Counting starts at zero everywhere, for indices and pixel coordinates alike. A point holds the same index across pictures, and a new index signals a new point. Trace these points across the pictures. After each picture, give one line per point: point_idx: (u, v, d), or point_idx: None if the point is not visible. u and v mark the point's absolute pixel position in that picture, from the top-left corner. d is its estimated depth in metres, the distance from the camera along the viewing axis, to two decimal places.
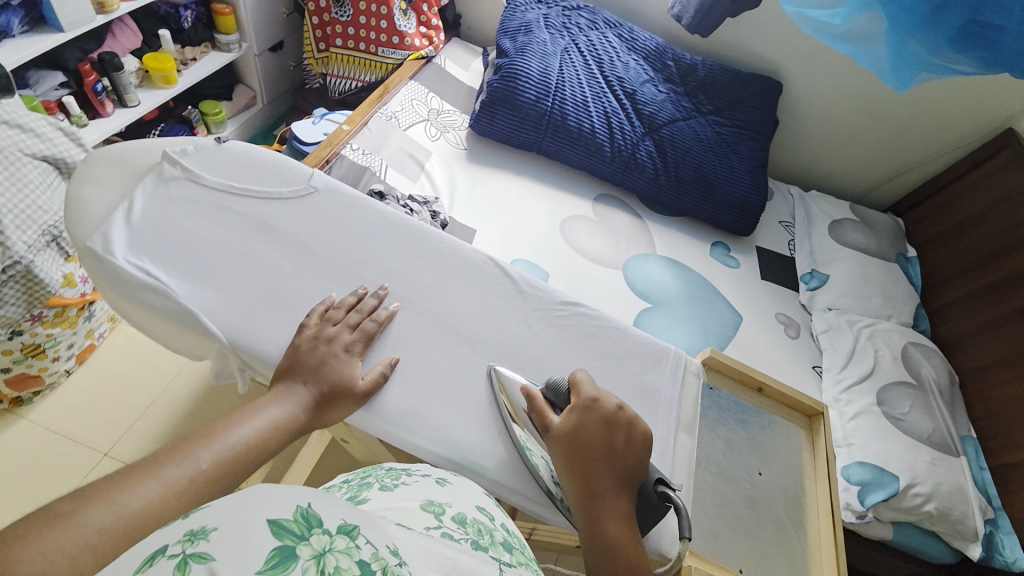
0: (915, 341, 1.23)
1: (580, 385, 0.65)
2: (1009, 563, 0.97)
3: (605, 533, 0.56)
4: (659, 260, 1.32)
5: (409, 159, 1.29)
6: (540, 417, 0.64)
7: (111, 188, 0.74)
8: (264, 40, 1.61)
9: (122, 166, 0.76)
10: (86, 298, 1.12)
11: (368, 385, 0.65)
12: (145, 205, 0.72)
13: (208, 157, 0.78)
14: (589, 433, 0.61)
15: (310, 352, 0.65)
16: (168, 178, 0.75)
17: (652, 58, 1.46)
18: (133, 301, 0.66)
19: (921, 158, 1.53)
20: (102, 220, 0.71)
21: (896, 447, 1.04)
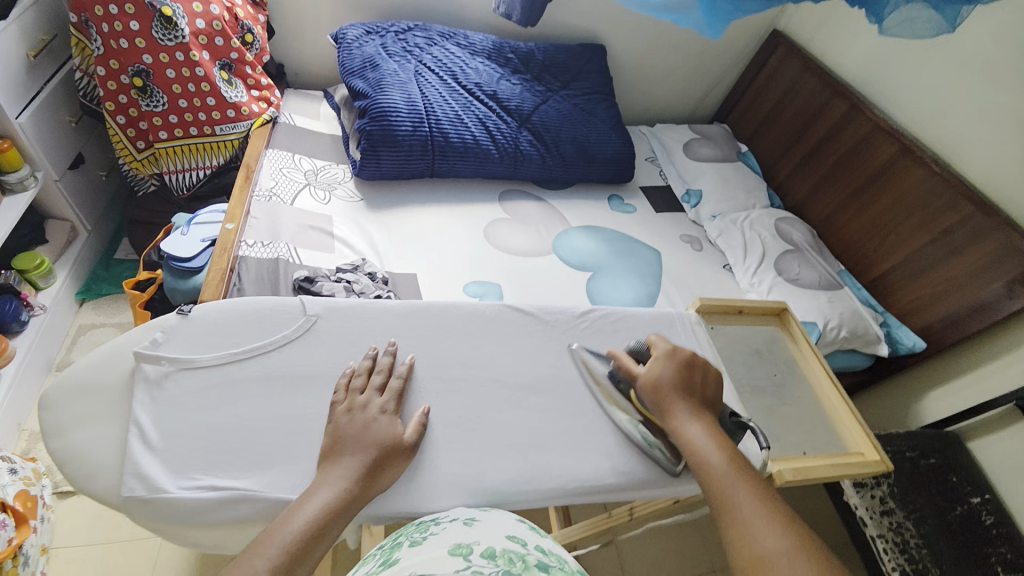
0: (779, 217, 1.54)
1: (655, 342, 0.76)
2: (910, 346, 1.30)
3: (704, 450, 0.65)
4: (578, 231, 1.44)
5: (313, 231, 1.21)
6: (625, 370, 0.74)
7: (104, 423, 0.62)
8: (61, 160, 1.33)
9: (95, 394, 0.63)
10: (16, 543, 0.90)
11: (413, 435, 0.64)
12: (156, 421, 0.61)
13: (187, 335, 0.67)
14: (673, 373, 0.72)
15: (349, 423, 0.62)
16: (160, 379, 0.63)
17: (494, 56, 1.54)
18: (214, 525, 0.57)
19: (724, 73, 1.86)
20: (121, 460, 0.59)
21: (806, 301, 1.31)
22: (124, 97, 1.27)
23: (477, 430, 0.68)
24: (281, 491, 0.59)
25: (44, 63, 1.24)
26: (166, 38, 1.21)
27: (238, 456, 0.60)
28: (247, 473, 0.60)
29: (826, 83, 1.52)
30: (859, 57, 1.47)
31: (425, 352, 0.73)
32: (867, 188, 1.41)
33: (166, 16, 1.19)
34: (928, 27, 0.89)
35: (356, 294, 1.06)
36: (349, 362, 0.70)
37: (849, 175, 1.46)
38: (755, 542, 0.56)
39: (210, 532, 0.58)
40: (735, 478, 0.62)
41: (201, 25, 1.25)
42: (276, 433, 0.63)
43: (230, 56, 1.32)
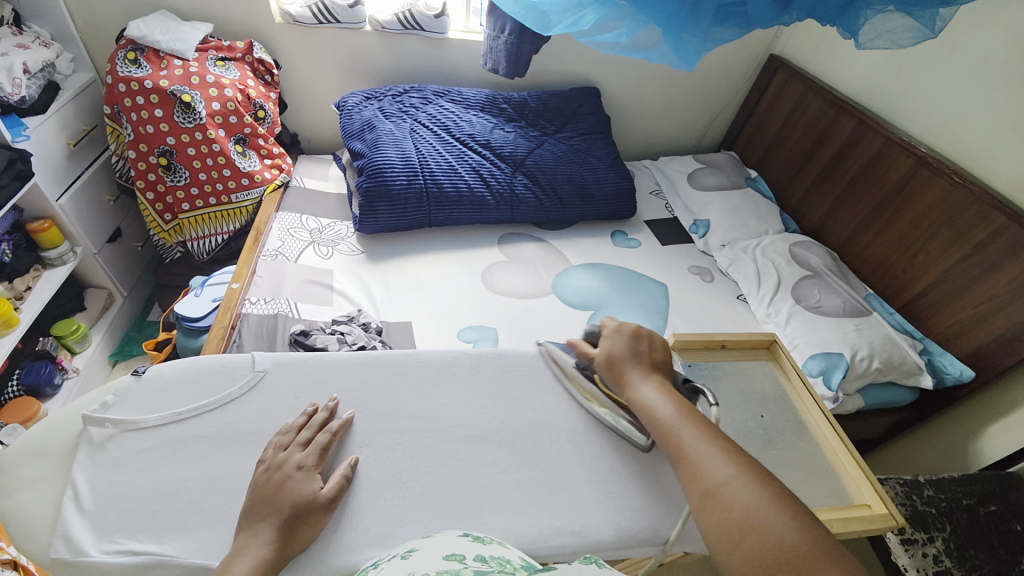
0: (795, 242, 1.45)
1: (606, 323, 0.79)
2: (958, 376, 1.16)
3: (651, 405, 0.66)
4: (578, 269, 1.41)
5: (313, 286, 1.26)
6: (582, 354, 0.77)
7: (43, 488, 0.63)
8: (98, 235, 1.50)
9: (43, 456, 0.65)
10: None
11: (332, 490, 0.62)
12: (93, 483, 0.62)
13: (136, 398, 0.69)
14: (619, 346, 0.74)
15: (266, 483, 0.61)
16: (103, 441, 0.65)
17: (488, 107, 1.60)
18: None
19: (722, 102, 1.85)
20: (53, 523, 0.60)
21: (829, 331, 1.21)
22: (152, 175, 1.41)
23: (434, 484, 0.66)
24: (198, 556, 0.58)
25: (84, 149, 1.45)
26: (186, 121, 1.35)
27: (163, 520, 0.60)
28: (201, 538, 0.59)
29: (831, 100, 1.47)
30: (861, 74, 1.42)
31: (380, 405, 0.72)
32: (887, 205, 1.31)
33: (185, 102, 1.34)
34: (909, 36, 0.88)
35: (348, 345, 1.08)
36: (287, 419, 0.70)
37: (866, 193, 1.37)
38: (708, 479, 0.58)
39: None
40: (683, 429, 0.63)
41: (217, 107, 1.38)
42: (215, 491, 0.63)
43: (244, 131, 1.45)
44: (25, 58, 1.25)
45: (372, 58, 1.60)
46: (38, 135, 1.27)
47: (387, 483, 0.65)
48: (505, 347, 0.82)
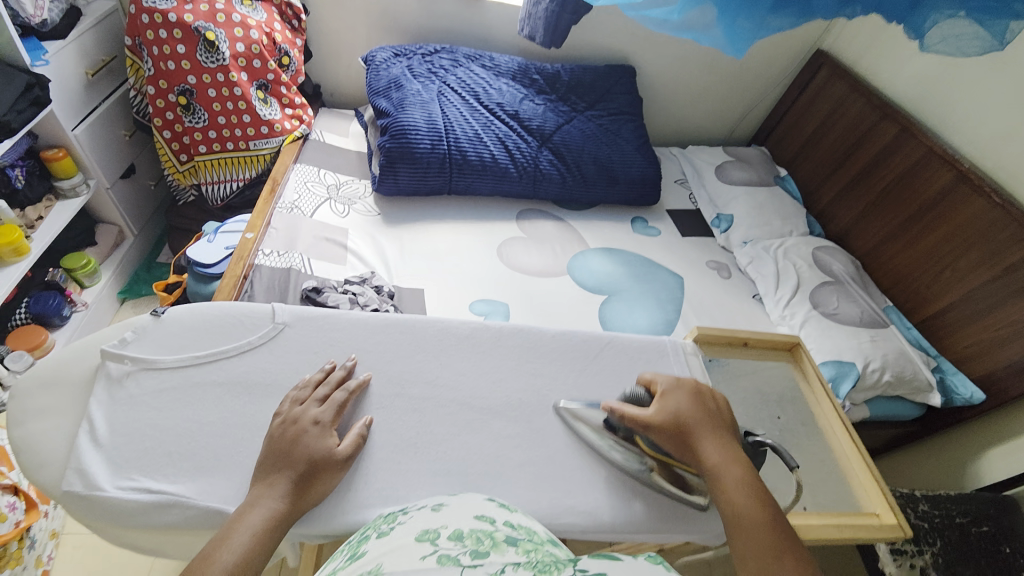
0: (818, 246, 1.42)
1: (655, 381, 0.71)
2: (967, 398, 1.15)
3: (729, 488, 0.60)
4: (595, 253, 1.39)
5: (328, 243, 1.24)
6: (633, 420, 0.66)
7: (61, 417, 0.63)
8: (112, 170, 1.47)
9: (58, 387, 0.65)
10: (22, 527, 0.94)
11: (348, 448, 0.61)
12: (110, 418, 0.63)
13: (155, 337, 0.69)
14: (683, 409, 0.66)
15: (281, 437, 0.60)
16: (120, 377, 0.65)
17: (519, 76, 1.55)
18: (149, 529, 0.57)
19: (760, 94, 1.78)
20: (67, 456, 0.61)
21: (843, 340, 1.19)
22: (170, 114, 1.38)
23: (442, 452, 0.66)
24: (211, 500, 0.58)
25: (102, 80, 1.41)
26: (209, 60, 1.31)
27: (175, 460, 0.61)
28: (211, 481, 0.59)
29: (875, 103, 1.41)
30: (911, 78, 1.36)
31: (394, 370, 0.71)
32: (919, 218, 1.28)
33: (209, 40, 1.29)
34: (975, 45, 0.83)
35: (359, 306, 1.07)
36: (303, 376, 0.69)
37: (898, 203, 1.33)
38: None
39: (150, 535, 0.58)
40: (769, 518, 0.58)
41: (240, 49, 1.33)
42: (226, 439, 0.63)
43: (267, 77, 1.40)
44: None
45: (403, 12, 1.54)
46: (57, 61, 1.24)
47: (395, 446, 0.65)
48: (523, 325, 0.81)
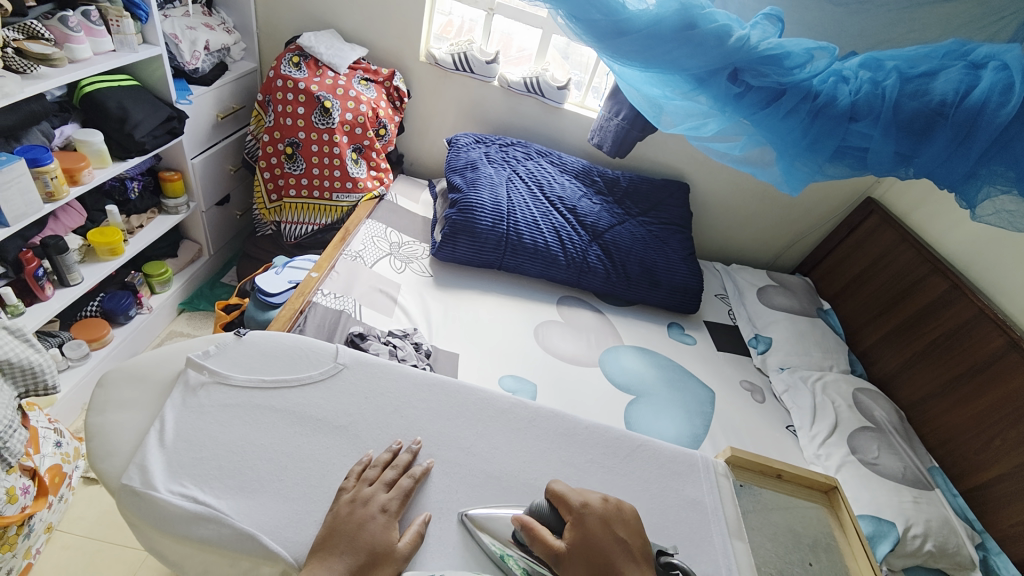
0: (860, 387, 1.38)
1: (564, 496, 0.64)
2: None
3: None
4: (628, 350, 1.40)
5: (380, 295, 1.33)
6: (543, 546, 0.60)
7: (134, 413, 0.69)
8: (211, 197, 1.66)
9: (143, 383, 0.72)
10: (28, 512, 0.94)
11: (408, 546, 0.59)
12: (177, 423, 0.67)
13: (231, 354, 0.76)
14: (595, 536, 0.60)
15: (349, 516, 0.60)
16: (195, 386, 0.71)
17: (581, 176, 1.69)
18: (178, 538, 0.59)
19: (809, 228, 1.85)
20: (134, 450, 0.65)
21: (883, 493, 1.12)
22: (274, 159, 1.58)
23: (465, 525, 0.65)
24: (246, 522, 0.60)
25: (228, 123, 1.65)
26: (320, 123, 1.52)
27: (217, 476, 0.63)
28: (237, 502, 0.61)
29: (925, 256, 1.43)
30: (964, 239, 1.39)
31: (431, 431, 0.73)
32: (969, 378, 1.24)
33: (325, 107, 1.51)
34: None
35: (398, 359, 1.12)
36: (371, 450, 0.69)
37: (948, 359, 1.30)
38: None
39: (179, 545, 0.60)
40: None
41: (348, 117, 1.55)
42: (268, 464, 0.65)
43: (363, 142, 1.60)
44: (207, 37, 1.46)
45: (490, 108, 1.75)
46: (198, 102, 1.47)
47: (417, 503, 0.65)
48: (552, 409, 0.82)
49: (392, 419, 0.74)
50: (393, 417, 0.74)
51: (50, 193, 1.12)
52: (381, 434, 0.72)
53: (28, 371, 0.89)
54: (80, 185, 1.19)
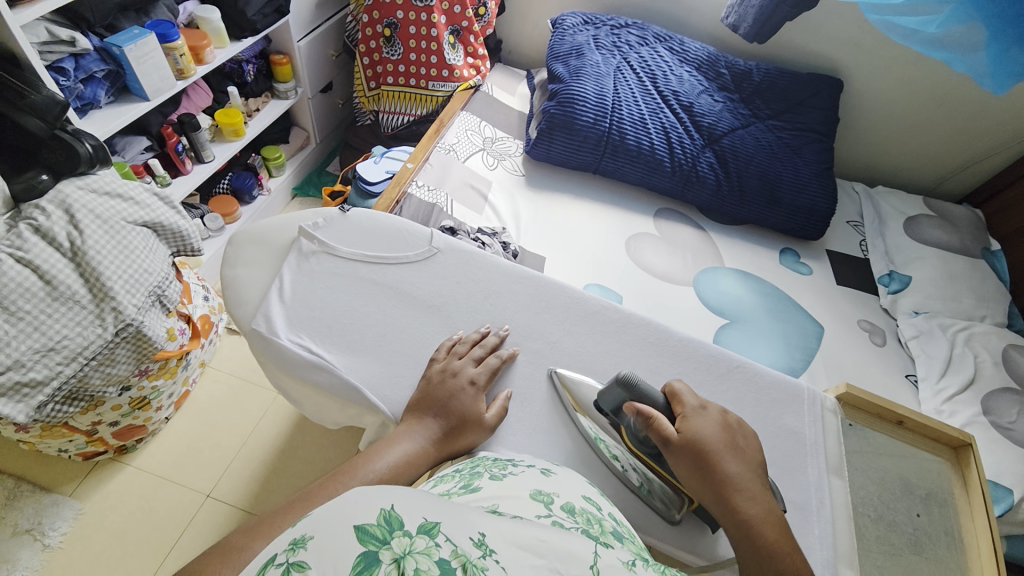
0: (1015, 343, 1.16)
1: (682, 393, 0.63)
2: None
3: (757, 529, 0.54)
4: (729, 273, 1.28)
5: (471, 191, 1.31)
6: (657, 433, 0.59)
7: (256, 271, 0.77)
8: (316, 84, 1.69)
9: (265, 245, 0.80)
10: (184, 349, 1.15)
11: (494, 417, 0.64)
12: (294, 283, 0.74)
13: (337, 228, 0.81)
14: (711, 442, 0.59)
15: (440, 385, 0.64)
16: (308, 253, 0.77)
17: (704, 67, 1.45)
18: (301, 380, 0.68)
19: (998, 145, 1.44)
20: (259, 301, 0.74)
21: (1011, 461, 0.98)
22: (373, 43, 1.54)
23: (541, 410, 0.67)
24: (351, 376, 0.67)
25: (330, 3, 1.61)
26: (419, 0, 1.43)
27: (327, 336, 0.70)
28: (344, 361, 0.69)
29: None
30: None
31: (519, 321, 0.74)
32: None
33: None
34: None
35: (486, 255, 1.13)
36: (460, 330, 0.73)
37: None
38: None
39: (300, 387, 0.69)
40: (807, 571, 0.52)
41: None
42: (370, 331, 0.71)
43: (461, 24, 1.51)
44: None
45: None
46: None
47: (501, 381, 0.69)
48: (647, 317, 0.78)
49: (482, 304, 0.75)
50: (483, 303, 0.75)
51: (181, 70, 1.20)
52: (470, 317, 0.74)
53: (178, 234, 1.04)
54: (205, 64, 1.26)
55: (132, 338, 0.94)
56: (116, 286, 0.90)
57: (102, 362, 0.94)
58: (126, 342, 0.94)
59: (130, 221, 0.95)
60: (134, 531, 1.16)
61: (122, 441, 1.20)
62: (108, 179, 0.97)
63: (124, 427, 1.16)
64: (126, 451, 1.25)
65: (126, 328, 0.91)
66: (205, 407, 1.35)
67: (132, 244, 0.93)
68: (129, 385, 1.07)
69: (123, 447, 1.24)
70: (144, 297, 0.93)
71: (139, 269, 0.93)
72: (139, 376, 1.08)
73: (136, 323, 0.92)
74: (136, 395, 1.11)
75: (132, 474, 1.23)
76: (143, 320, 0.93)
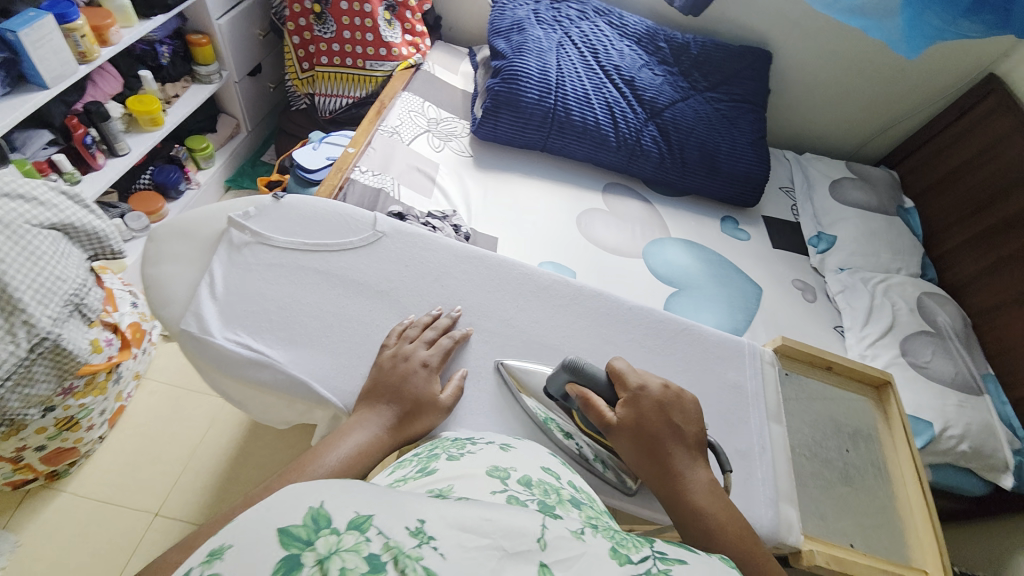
0: (927, 291, 1.29)
1: (624, 376, 0.64)
2: None
3: (692, 499, 0.58)
4: (676, 243, 1.33)
5: (418, 174, 1.28)
6: (596, 415, 0.61)
7: (183, 267, 0.72)
8: (243, 66, 1.57)
9: (191, 239, 0.74)
10: (114, 361, 1.06)
11: (449, 398, 0.64)
12: (226, 277, 0.70)
13: (271, 216, 0.76)
14: (649, 419, 0.61)
15: (391, 370, 0.63)
16: (240, 245, 0.73)
17: (644, 41, 1.47)
18: (241, 379, 0.65)
19: (908, 112, 1.57)
20: (188, 300, 0.70)
21: (926, 396, 1.10)
22: (303, 20, 1.45)
23: (495, 388, 0.68)
24: (298, 370, 0.65)
25: None
26: None
27: (266, 330, 0.67)
28: (290, 357, 0.66)
29: None
30: None
31: (471, 301, 0.74)
32: None
33: None
34: None
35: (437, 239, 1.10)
36: (410, 314, 0.71)
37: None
38: None
39: (241, 386, 0.66)
40: (739, 540, 0.55)
41: None
42: (314, 321, 0.69)
43: None
44: None
45: None
46: None
47: (455, 361, 0.69)
48: (600, 290, 0.80)
49: (432, 287, 0.74)
50: (434, 286, 0.74)
51: (83, 53, 1.08)
52: (421, 301, 0.73)
53: (94, 236, 0.95)
54: (111, 45, 1.14)
55: (49, 353, 0.87)
56: (25, 297, 0.81)
57: (19, 381, 0.86)
58: (42, 359, 0.87)
59: (37, 223, 0.86)
60: (75, 560, 1.08)
61: (53, 466, 1.11)
62: (8, 175, 0.84)
63: (54, 450, 1.07)
64: (58, 476, 1.15)
65: (42, 343, 0.84)
66: (144, 423, 1.27)
67: (41, 249, 0.84)
68: (53, 406, 0.99)
69: (55, 473, 1.14)
70: (60, 307, 0.85)
71: (51, 277, 0.85)
72: (63, 394, 0.99)
73: (51, 336, 0.84)
74: (63, 415, 1.03)
75: (67, 500, 1.14)
76: (60, 333, 0.86)
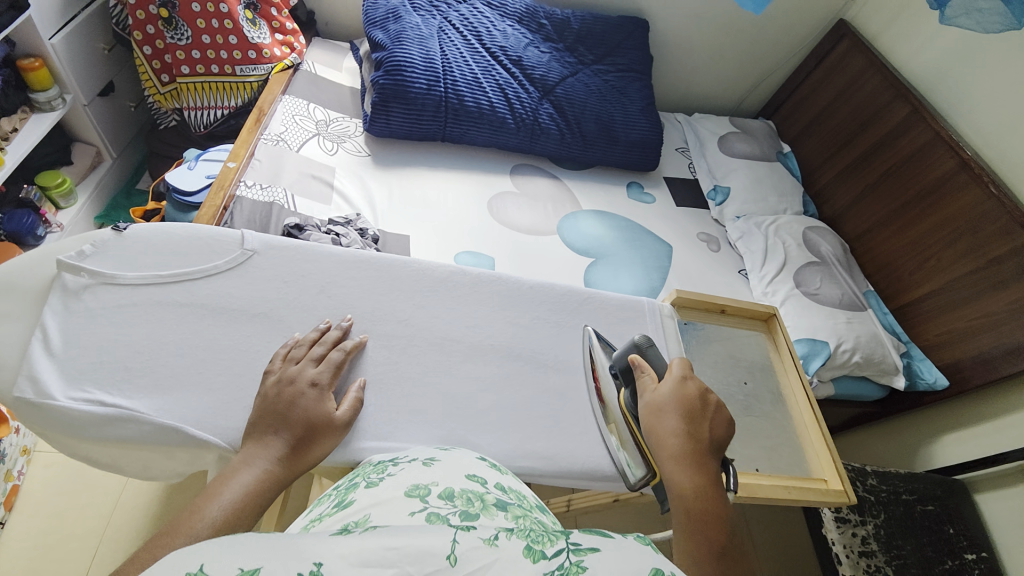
0: (811, 226, 1.43)
1: (673, 364, 0.69)
2: (930, 382, 1.22)
3: (680, 480, 0.58)
4: (587, 215, 1.36)
5: (313, 180, 1.20)
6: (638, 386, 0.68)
7: (15, 325, 0.63)
8: (91, 85, 1.39)
9: (16, 293, 0.64)
10: None
11: (347, 413, 0.62)
12: (63, 329, 0.62)
13: (115, 252, 0.68)
14: (677, 400, 0.64)
15: (277, 398, 0.60)
16: (78, 289, 0.65)
17: (525, 20, 1.47)
18: (101, 440, 0.59)
19: (775, 65, 1.71)
20: (20, 361, 0.61)
21: (821, 319, 1.22)
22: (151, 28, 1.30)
23: (404, 389, 0.68)
24: (166, 418, 0.60)
25: None
26: None
27: (137, 377, 0.62)
28: (178, 399, 0.62)
29: (890, 82, 1.38)
30: (930, 58, 1.34)
31: (362, 308, 0.72)
32: (917, 204, 1.29)
33: None
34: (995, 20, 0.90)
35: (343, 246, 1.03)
36: (297, 333, 0.68)
37: (897, 187, 1.34)
38: None
39: (103, 448, 0.60)
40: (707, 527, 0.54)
41: None
42: (178, 361, 0.64)
43: None
44: None
45: None
46: None
47: (348, 373, 0.67)
48: (503, 274, 0.81)
49: (319, 299, 0.71)
50: (320, 297, 0.72)
51: None
52: (307, 316, 0.70)
53: None
54: None
55: None
56: None
57: None
58: None
59: None
60: None
61: None
62: None
63: None
64: None
65: None
66: (40, 502, 1.11)
67: None
68: None
69: None
70: None
71: None
72: None
73: None
74: None
75: None
76: None
